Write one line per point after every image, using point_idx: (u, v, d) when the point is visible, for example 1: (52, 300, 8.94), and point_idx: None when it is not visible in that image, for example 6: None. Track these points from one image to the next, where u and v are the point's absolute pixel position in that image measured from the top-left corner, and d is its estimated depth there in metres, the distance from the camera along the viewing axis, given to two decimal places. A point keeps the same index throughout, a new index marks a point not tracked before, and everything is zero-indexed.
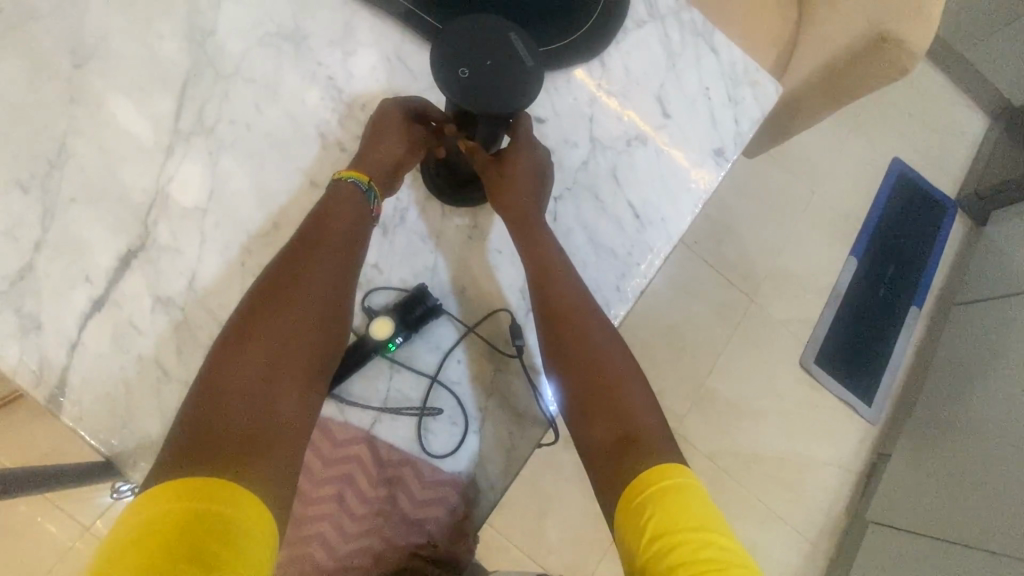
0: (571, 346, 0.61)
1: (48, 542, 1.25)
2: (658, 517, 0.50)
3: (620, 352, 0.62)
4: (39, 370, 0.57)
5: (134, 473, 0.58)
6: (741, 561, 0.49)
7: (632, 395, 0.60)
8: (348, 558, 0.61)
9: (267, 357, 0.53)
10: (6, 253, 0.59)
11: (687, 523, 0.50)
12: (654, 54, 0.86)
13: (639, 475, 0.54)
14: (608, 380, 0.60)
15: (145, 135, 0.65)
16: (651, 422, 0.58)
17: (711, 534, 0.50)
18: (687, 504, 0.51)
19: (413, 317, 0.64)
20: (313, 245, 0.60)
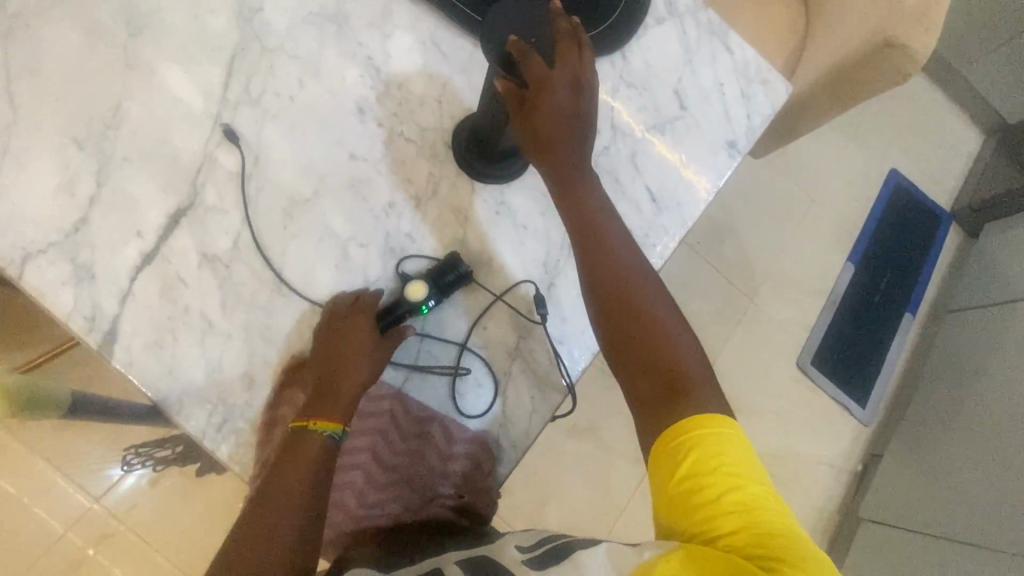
0: (618, 303, 0.63)
1: (41, 527, 1.22)
2: (692, 459, 0.54)
3: (665, 303, 0.64)
4: (92, 317, 0.60)
5: (178, 417, 0.60)
6: (771, 507, 0.53)
7: (678, 345, 0.62)
8: (377, 504, 0.64)
9: (272, 496, 0.57)
10: (63, 206, 0.62)
11: (720, 468, 0.53)
12: (672, 50, 0.90)
13: (678, 421, 0.57)
14: (653, 333, 0.62)
15: (194, 102, 0.68)
16: (696, 370, 0.61)
17: (742, 481, 0.53)
18: (722, 451, 0.54)
19: (445, 282, 0.68)
20: (277, 476, 0.58)
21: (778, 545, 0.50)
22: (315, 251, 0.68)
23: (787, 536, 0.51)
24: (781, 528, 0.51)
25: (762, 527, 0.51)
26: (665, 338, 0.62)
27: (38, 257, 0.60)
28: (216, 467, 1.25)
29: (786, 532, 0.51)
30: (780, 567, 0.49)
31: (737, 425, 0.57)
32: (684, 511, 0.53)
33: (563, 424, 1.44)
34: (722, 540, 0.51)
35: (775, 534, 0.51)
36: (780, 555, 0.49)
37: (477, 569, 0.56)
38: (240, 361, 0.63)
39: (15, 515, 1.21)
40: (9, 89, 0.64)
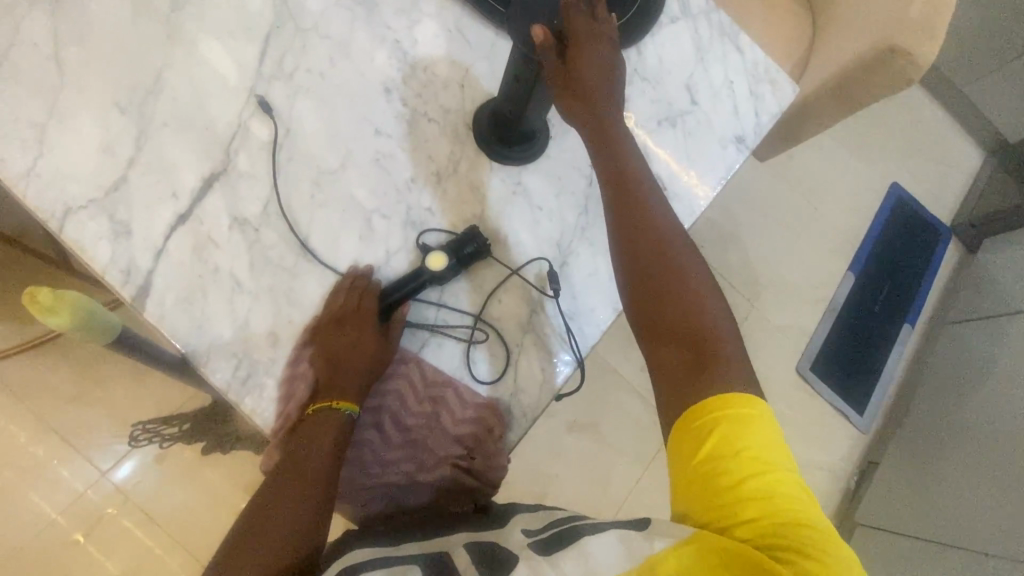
0: (654, 271, 0.65)
1: (35, 508, 1.21)
2: (714, 439, 0.56)
3: (702, 275, 0.66)
4: (127, 272, 0.63)
5: (204, 370, 0.63)
6: (790, 495, 0.54)
7: (712, 316, 0.64)
8: (393, 464, 0.66)
9: (286, 463, 0.60)
10: (103, 166, 0.65)
11: (742, 451, 0.55)
12: (684, 48, 0.94)
13: (699, 403, 0.58)
14: (687, 302, 0.64)
15: (231, 74, 0.72)
16: (730, 342, 0.62)
17: (762, 469, 0.54)
18: (745, 435, 0.56)
19: (464, 254, 0.71)
20: (290, 459, 0.60)
21: (794, 533, 0.52)
22: (340, 221, 0.71)
23: (804, 523, 0.53)
24: (799, 516, 0.53)
25: (779, 516, 0.53)
26: (699, 309, 0.64)
27: (79, 213, 0.63)
28: (221, 445, 1.25)
29: (804, 518, 0.53)
30: (795, 555, 0.51)
31: (759, 407, 0.57)
32: (704, 493, 0.55)
33: (563, 420, 1.45)
34: (739, 527, 0.53)
35: (792, 522, 0.53)
36: (795, 543, 0.51)
37: (484, 556, 0.57)
38: (265, 320, 0.65)
39: (15, 489, 1.21)
40: (57, 53, 0.67)
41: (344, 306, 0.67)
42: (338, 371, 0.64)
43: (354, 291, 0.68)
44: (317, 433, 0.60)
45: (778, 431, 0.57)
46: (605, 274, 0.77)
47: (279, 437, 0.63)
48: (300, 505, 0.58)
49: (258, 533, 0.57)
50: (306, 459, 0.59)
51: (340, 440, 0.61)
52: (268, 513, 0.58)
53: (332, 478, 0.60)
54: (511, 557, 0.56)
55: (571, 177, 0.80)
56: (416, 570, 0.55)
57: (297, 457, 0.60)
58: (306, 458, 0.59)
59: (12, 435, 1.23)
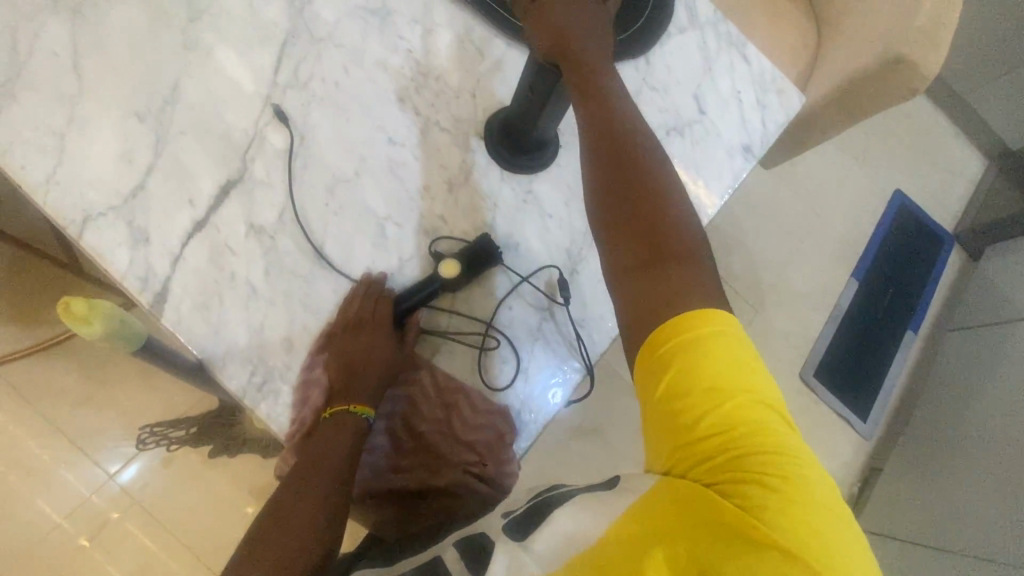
0: (621, 189, 0.62)
1: (42, 510, 1.22)
2: (674, 373, 0.52)
3: (678, 194, 0.62)
4: (145, 278, 0.64)
5: (219, 376, 0.64)
6: (755, 423, 0.50)
7: (684, 235, 0.59)
8: (405, 469, 0.66)
9: (300, 464, 0.61)
10: (121, 173, 0.66)
11: (701, 382, 0.51)
12: (693, 58, 0.95)
13: (659, 328, 0.54)
14: (657, 220, 0.60)
15: (247, 83, 0.73)
16: (699, 261, 0.58)
17: (723, 398, 0.51)
18: (703, 363, 0.51)
19: (477, 261, 0.72)
20: (304, 461, 0.61)
21: (755, 464, 0.49)
22: (354, 228, 0.72)
23: (767, 451, 0.49)
24: (762, 445, 0.49)
25: (739, 446, 0.50)
26: (669, 225, 0.59)
27: (98, 219, 0.64)
28: (227, 449, 1.25)
29: (768, 445, 0.49)
30: (753, 487, 0.48)
31: (724, 328, 0.53)
32: (667, 429, 0.53)
33: (567, 425, 1.45)
34: (698, 463, 0.51)
35: (754, 452, 0.49)
36: (757, 472, 0.48)
37: (473, 551, 0.58)
38: (280, 326, 0.66)
39: (22, 491, 1.21)
40: (77, 62, 0.68)
41: (358, 313, 0.67)
42: (353, 377, 0.65)
43: (368, 298, 0.68)
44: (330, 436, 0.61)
45: (747, 354, 0.53)
46: None
47: (293, 439, 0.64)
48: (314, 506, 0.59)
49: (269, 534, 0.58)
50: (319, 464, 0.60)
51: (355, 443, 0.62)
52: (281, 515, 0.58)
53: (345, 482, 0.61)
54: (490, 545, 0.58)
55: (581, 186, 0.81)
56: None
57: (309, 460, 0.60)
58: (319, 461, 0.60)
59: (20, 438, 1.23)
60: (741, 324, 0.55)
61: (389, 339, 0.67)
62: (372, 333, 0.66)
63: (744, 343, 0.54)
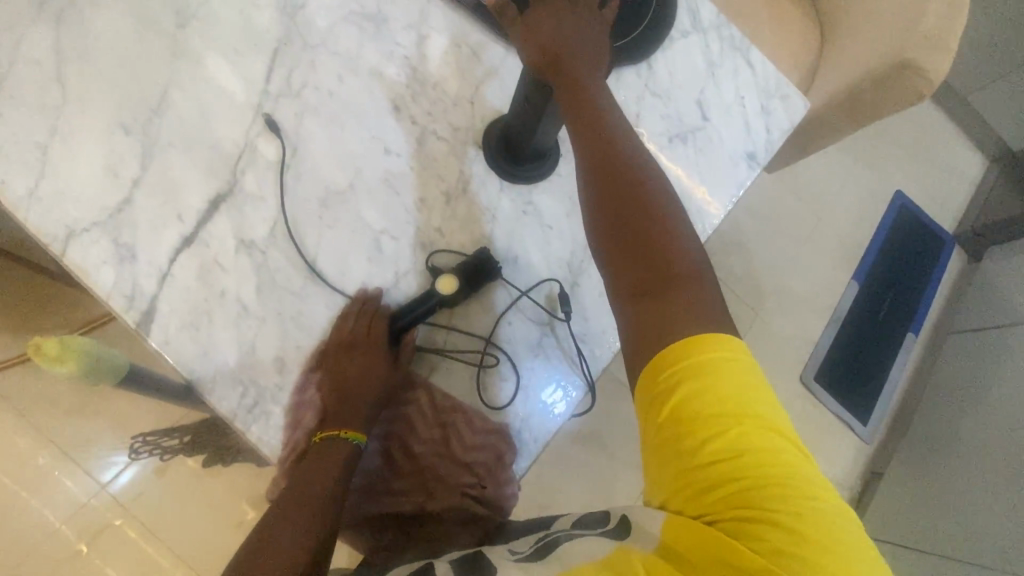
0: (616, 203, 0.59)
1: (32, 523, 1.19)
2: (679, 400, 0.51)
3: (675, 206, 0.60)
4: (131, 296, 0.62)
5: (210, 397, 0.61)
6: (760, 451, 0.49)
7: (682, 250, 0.57)
8: (402, 492, 0.65)
9: (293, 488, 0.59)
10: (107, 187, 0.64)
11: (708, 409, 0.50)
12: (696, 63, 0.93)
13: (661, 355, 0.53)
14: (655, 235, 0.58)
15: (238, 92, 0.70)
16: (698, 278, 0.57)
17: (727, 427, 0.50)
18: (709, 389, 0.50)
19: (475, 276, 0.70)
20: (297, 484, 0.58)
21: (761, 494, 0.48)
22: (348, 242, 0.69)
23: (773, 480, 0.48)
24: (768, 474, 0.48)
25: (744, 476, 0.48)
26: (667, 241, 0.57)
27: (82, 236, 0.62)
28: (222, 457, 1.26)
29: (775, 474, 0.48)
30: (760, 519, 0.47)
31: (726, 353, 0.52)
32: (671, 455, 0.51)
33: (567, 431, 1.44)
34: (703, 495, 0.50)
35: (759, 482, 0.48)
36: (763, 500, 0.48)
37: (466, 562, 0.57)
38: (272, 345, 0.64)
39: (12, 503, 1.19)
40: (60, 71, 0.65)
41: (353, 332, 0.65)
42: (347, 398, 0.62)
43: (362, 314, 0.66)
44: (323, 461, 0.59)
45: (751, 378, 0.51)
46: None
47: (286, 461, 0.62)
48: (307, 535, 0.57)
49: (261, 561, 0.55)
50: (312, 489, 0.58)
51: (349, 466, 0.60)
52: (271, 543, 0.56)
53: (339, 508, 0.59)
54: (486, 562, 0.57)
55: None
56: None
57: (301, 485, 0.58)
58: (312, 487, 0.58)
59: (10, 449, 1.21)
60: (744, 346, 0.53)
61: (384, 359, 0.65)
62: (365, 354, 0.63)
63: (748, 365, 0.52)
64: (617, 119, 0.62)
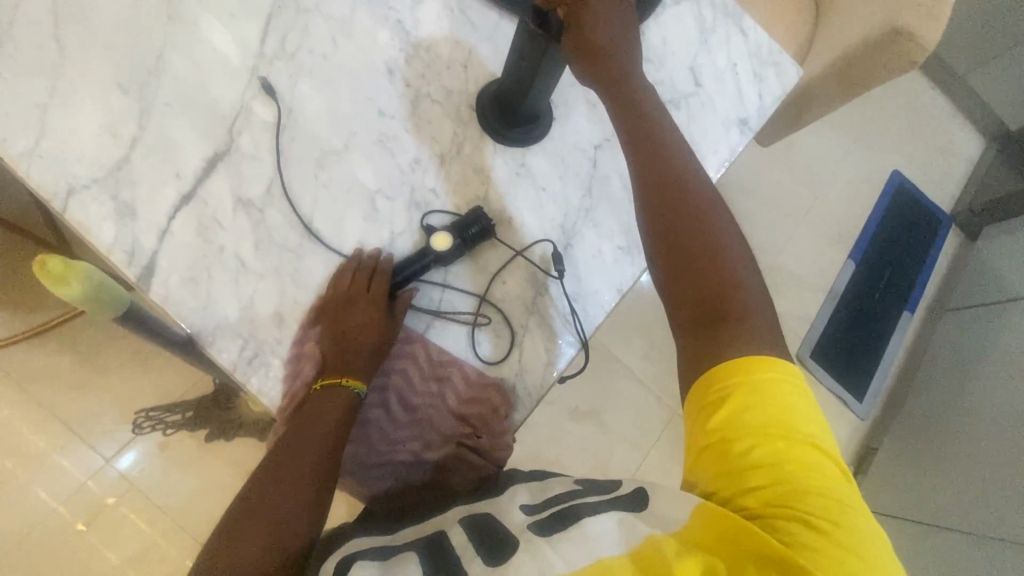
0: (664, 204, 0.63)
1: (35, 495, 1.21)
2: (729, 409, 0.54)
3: (730, 228, 0.63)
4: (131, 252, 0.63)
5: (210, 350, 0.63)
6: (803, 461, 0.52)
7: (738, 273, 0.60)
8: (400, 441, 0.66)
9: (295, 432, 0.60)
10: (106, 146, 0.65)
11: (756, 419, 0.53)
12: (688, 30, 0.93)
13: (715, 366, 0.56)
14: (711, 258, 0.60)
15: (232, 55, 0.71)
16: (747, 289, 0.60)
17: (775, 437, 0.52)
18: (759, 401, 0.53)
19: (468, 235, 0.71)
20: (299, 430, 0.60)
21: (801, 501, 0.50)
22: (343, 201, 0.71)
23: (813, 491, 0.51)
24: (810, 485, 0.51)
25: (787, 484, 0.51)
26: (722, 264, 0.60)
27: (83, 193, 0.63)
28: (225, 432, 1.26)
29: (816, 485, 0.51)
30: (797, 524, 0.49)
31: (778, 372, 0.55)
32: (716, 458, 0.54)
33: (565, 406, 1.45)
34: (744, 496, 0.52)
35: (800, 489, 0.51)
36: (804, 511, 0.50)
37: (484, 535, 0.57)
38: (271, 300, 0.65)
39: (16, 477, 1.21)
40: (58, 32, 0.66)
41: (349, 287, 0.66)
42: (345, 352, 0.64)
43: (359, 272, 0.68)
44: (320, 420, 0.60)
45: (801, 395, 0.55)
46: (609, 256, 0.77)
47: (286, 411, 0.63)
48: (310, 476, 0.59)
49: (267, 498, 0.58)
50: (309, 446, 0.59)
51: (346, 412, 0.61)
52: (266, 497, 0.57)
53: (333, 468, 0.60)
54: (513, 542, 0.55)
55: (575, 159, 0.80)
56: (416, 556, 0.55)
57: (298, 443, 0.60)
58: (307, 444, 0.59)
59: (11, 423, 1.22)
60: (796, 371, 0.56)
61: (379, 313, 0.66)
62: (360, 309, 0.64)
63: (798, 385, 0.55)
64: (670, 133, 0.66)
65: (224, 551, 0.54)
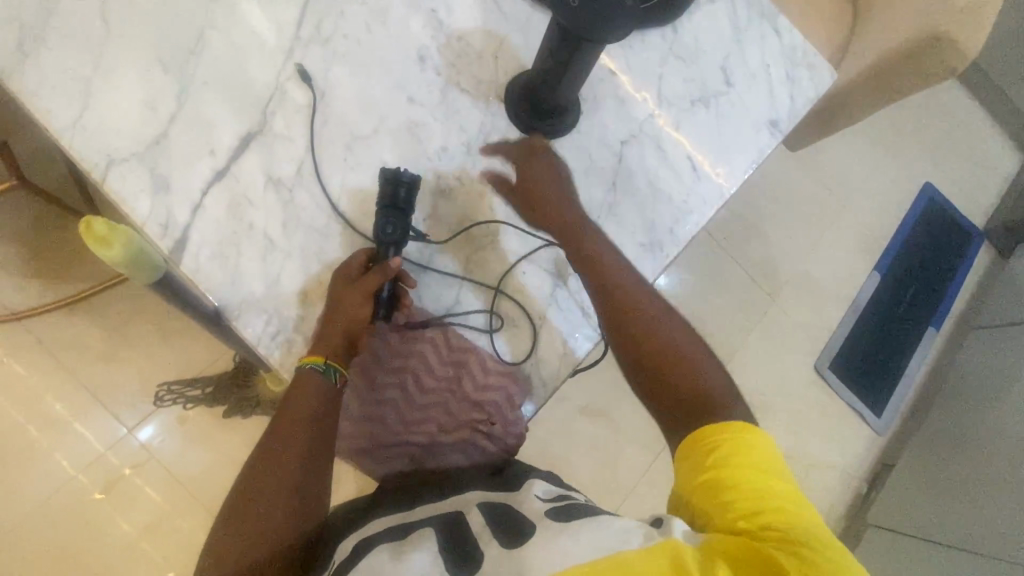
0: (624, 317, 0.68)
1: (58, 460, 1.25)
2: (722, 452, 0.57)
3: (679, 321, 0.69)
4: (165, 225, 0.65)
5: (236, 323, 0.65)
6: (795, 502, 0.54)
7: (696, 364, 0.66)
8: (415, 423, 0.68)
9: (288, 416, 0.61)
10: (146, 121, 0.67)
11: (749, 461, 0.56)
12: (722, 29, 0.90)
13: (701, 430, 0.61)
14: (671, 356, 0.66)
15: (269, 37, 0.72)
16: (705, 373, 0.65)
17: (768, 477, 0.55)
18: (751, 447, 0.57)
19: (399, 198, 0.66)
20: (292, 415, 0.61)
21: (802, 536, 0.51)
22: (370, 186, 0.72)
23: (810, 529, 0.52)
24: (806, 523, 0.52)
25: (784, 518, 0.52)
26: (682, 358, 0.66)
27: (121, 165, 0.65)
28: (242, 409, 1.28)
29: (813, 528, 0.52)
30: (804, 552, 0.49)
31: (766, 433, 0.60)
32: (714, 491, 0.55)
33: (576, 404, 1.44)
34: (746, 525, 0.52)
35: (798, 525, 0.52)
36: (806, 543, 0.50)
37: (502, 521, 0.57)
38: (296, 279, 0.67)
39: (40, 441, 1.25)
40: (102, 9, 0.68)
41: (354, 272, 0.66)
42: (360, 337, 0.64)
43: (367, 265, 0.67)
44: (306, 420, 0.61)
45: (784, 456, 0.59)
46: (630, 252, 0.79)
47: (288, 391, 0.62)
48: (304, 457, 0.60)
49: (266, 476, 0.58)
50: (301, 431, 0.60)
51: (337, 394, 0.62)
52: (262, 500, 0.58)
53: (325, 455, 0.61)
54: (530, 527, 0.55)
55: (601, 153, 0.80)
56: (434, 533, 0.57)
57: (277, 445, 0.60)
58: (287, 446, 0.60)
59: (37, 388, 1.27)
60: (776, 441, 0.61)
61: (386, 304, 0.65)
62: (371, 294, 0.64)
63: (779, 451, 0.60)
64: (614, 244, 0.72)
65: (236, 523, 0.57)
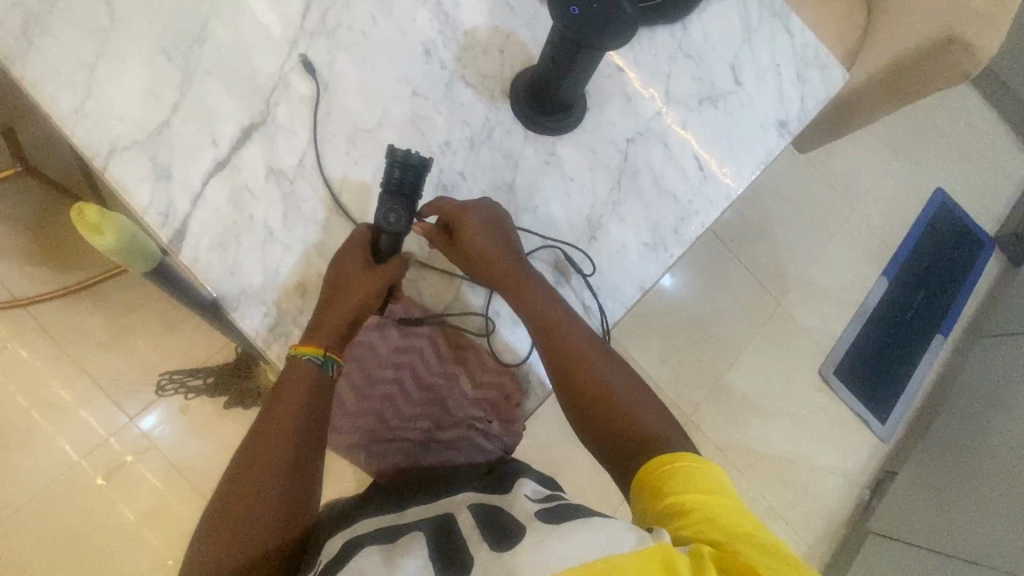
0: (573, 375, 0.65)
1: (58, 447, 1.26)
2: (681, 474, 0.56)
3: (622, 367, 0.67)
4: (165, 214, 0.65)
5: (234, 314, 0.65)
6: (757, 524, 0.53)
7: (641, 412, 0.64)
8: (412, 419, 0.68)
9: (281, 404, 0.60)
10: (148, 109, 0.67)
11: (707, 483, 0.55)
12: (731, 25, 0.89)
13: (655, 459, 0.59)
14: (619, 408, 0.64)
15: (274, 27, 0.72)
16: (651, 415, 0.64)
17: (729, 498, 0.55)
18: (709, 470, 0.57)
19: (393, 181, 0.61)
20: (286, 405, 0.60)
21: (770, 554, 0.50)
22: (372, 179, 0.71)
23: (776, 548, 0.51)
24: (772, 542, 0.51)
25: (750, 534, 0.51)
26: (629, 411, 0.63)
27: (123, 152, 0.65)
28: (242, 400, 1.28)
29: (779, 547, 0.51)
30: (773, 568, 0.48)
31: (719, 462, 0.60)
32: (678, 512, 0.53)
33: None
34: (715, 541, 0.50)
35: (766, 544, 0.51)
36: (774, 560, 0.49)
37: (491, 525, 0.56)
38: (295, 271, 0.67)
39: (41, 427, 1.26)
40: None
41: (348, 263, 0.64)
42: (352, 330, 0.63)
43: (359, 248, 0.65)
44: (299, 411, 0.60)
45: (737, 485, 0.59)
46: (633, 250, 0.78)
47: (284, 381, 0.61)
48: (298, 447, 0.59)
49: (258, 464, 0.58)
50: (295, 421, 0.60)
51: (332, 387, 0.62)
52: (254, 488, 0.57)
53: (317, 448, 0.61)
54: (520, 530, 0.53)
55: (606, 150, 0.79)
56: (423, 538, 0.55)
57: (270, 433, 0.59)
58: (280, 436, 0.59)
59: (39, 375, 1.27)
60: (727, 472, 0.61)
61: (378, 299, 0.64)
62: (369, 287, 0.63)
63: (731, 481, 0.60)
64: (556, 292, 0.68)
65: (229, 510, 0.56)
